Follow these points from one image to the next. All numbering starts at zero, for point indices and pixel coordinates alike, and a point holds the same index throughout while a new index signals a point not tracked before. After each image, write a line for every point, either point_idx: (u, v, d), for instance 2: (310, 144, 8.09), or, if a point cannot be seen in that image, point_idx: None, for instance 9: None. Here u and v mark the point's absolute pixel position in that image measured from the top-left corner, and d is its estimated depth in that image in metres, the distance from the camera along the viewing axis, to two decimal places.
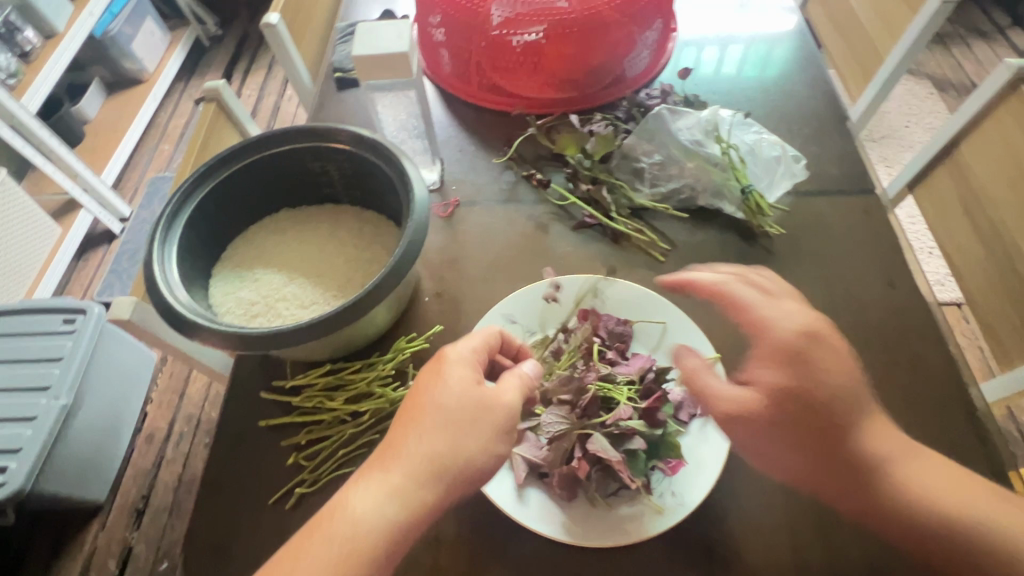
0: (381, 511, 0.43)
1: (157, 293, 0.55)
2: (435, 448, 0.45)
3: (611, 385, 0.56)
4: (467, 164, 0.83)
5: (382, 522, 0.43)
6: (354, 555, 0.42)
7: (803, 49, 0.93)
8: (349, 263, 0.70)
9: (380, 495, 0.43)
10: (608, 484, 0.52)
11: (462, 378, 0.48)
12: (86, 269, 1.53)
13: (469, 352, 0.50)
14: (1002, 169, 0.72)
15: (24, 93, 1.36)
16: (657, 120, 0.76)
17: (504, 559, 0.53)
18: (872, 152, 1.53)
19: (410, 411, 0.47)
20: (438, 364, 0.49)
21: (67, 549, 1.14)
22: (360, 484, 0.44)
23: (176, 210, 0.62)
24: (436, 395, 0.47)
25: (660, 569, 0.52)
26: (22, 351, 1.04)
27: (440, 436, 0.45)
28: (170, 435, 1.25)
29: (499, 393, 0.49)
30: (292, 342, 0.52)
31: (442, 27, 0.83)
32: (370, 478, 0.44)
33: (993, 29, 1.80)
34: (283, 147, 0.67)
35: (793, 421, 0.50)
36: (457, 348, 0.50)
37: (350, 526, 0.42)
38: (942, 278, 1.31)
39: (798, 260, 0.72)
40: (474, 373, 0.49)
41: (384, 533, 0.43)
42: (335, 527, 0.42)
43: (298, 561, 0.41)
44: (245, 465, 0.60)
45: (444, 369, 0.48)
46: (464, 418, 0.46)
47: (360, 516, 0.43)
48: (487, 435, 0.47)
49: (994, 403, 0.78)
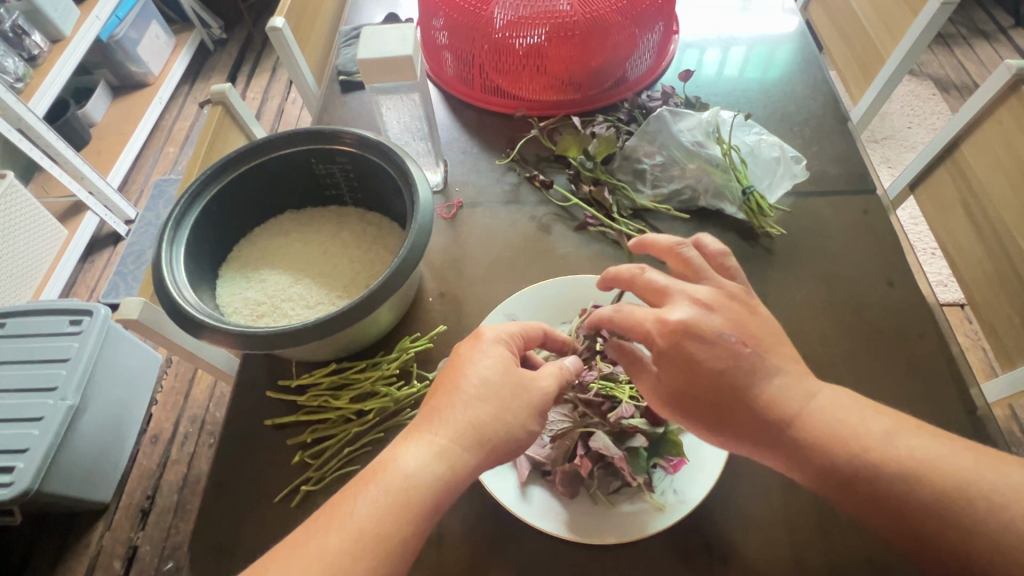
0: (429, 466, 0.43)
1: (165, 293, 0.55)
2: (479, 415, 0.45)
3: (613, 384, 0.58)
4: (470, 165, 0.84)
5: (431, 477, 0.43)
6: (405, 505, 0.41)
7: (804, 51, 0.94)
8: (353, 264, 0.71)
9: (427, 451, 0.44)
10: (609, 481, 0.53)
11: (501, 358, 0.48)
12: (92, 271, 1.54)
13: (507, 336, 0.51)
14: (1003, 169, 0.73)
15: (31, 97, 1.37)
16: (658, 122, 0.78)
17: (506, 557, 0.53)
18: (874, 153, 1.54)
19: (451, 380, 0.47)
20: (476, 341, 0.50)
21: (74, 549, 1.15)
22: (410, 441, 0.44)
23: (185, 210, 0.63)
24: (477, 367, 0.47)
25: (661, 567, 0.52)
26: (29, 352, 1.05)
27: (484, 404, 0.46)
28: (175, 435, 1.26)
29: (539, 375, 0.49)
30: (298, 341, 0.53)
31: (444, 30, 0.84)
32: (418, 437, 0.44)
33: (994, 29, 1.80)
34: (290, 148, 0.68)
35: (692, 393, 0.48)
36: (495, 329, 0.51)
37: (402, 478, 0.42)
38: (944, 279, 1.31)
39: (799, 261, 0.72)
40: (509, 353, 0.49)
41: (433, 487, 0.43)
42: (386, 479, 0.42)
43: (355, 505, 0.41)
44: (250, 464, 0.61)
45: (481, 346, 0.49)
46: (503, 393, 0.46)
47: (411, 472, 0.43)
48: (525, 414, 0.47)
49: (994, 404, 0.76)
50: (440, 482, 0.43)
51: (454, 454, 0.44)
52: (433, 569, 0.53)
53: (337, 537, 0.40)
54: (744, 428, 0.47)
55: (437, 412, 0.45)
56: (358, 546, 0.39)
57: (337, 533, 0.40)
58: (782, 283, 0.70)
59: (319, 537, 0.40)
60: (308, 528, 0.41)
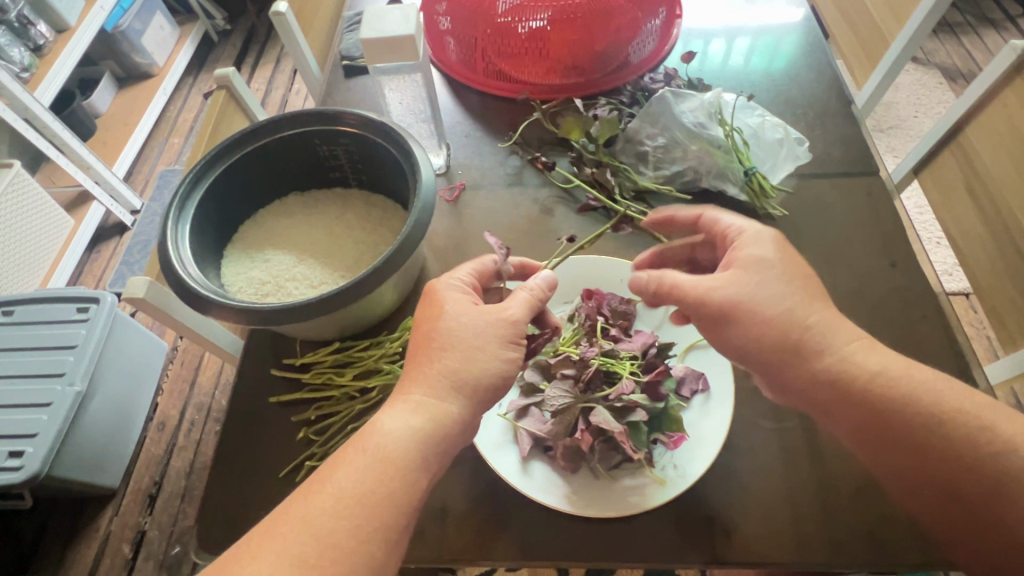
0: (407, 422, 0.45)
1: (170, 268, 0.56)
2: (464, 375, 0.47)
3: (613, 359, 0.58)
4: (473, 148, 0.84)
5: (410, 433, 0.44)
6: (385, 466, 0.43)
7: (808, 36, 0.93)
8: (357, 245, 0.71)
9: (402, 410, 0.45)
10: (611, 456, 0.54)
11: (457, 302, 0.50)
12: (98, 261, 1.54)
13: (457, 283, 0.53)
14: (1006, 150, 0.72)
15: (37, 86, 1.38)
16: (661, 103, 0.77)
17: (511, 532, 0.54)
18: (880, 142, 1.53)
19: (423, 339, 0.49)
20: (429, 297, 0.52)
21: (83, 533, 1.17)
22: (388, 410, 0.46)
23: (190, 190, 0.63)
24: (480, 329, 0.49)
25: (658, 540, 0.53)
26: (38, 338, 1.06)
27: (451, 355, 0.47)
28: (182, 421, 1.27)
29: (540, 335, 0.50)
30: (303, 316, 0.53)
31: (448, 15, 0.84)
32: (397, 402, 0.46)
33: (1003, 17, 1.78)
34: (293, 130, 0.69)
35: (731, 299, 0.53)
36: (443, 280, 0.53)
37: (381, 440, 0.44)
38: (950, 267, 1.30)
39: (800, 242, 0.72)
40: (464, 295, 0.51)
41: (414, 446, 0.44)
42: (365, 444, 0.44)
43: (336, 470, 0.42)
44: (257, 440, 0.61)
45: (436, 299, 0.51)
46: (483, 345, 0.48)
47: (388, 431, 0.44)
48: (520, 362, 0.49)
49: (996, 385, 0.77)
50: (421, 435, 0.45)
51: (433, 406, 0.46)
52: (436, 542, 0.54)
53: (323, 499, 0.41)
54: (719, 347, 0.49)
55: (416, 368, 0.48)
56: (373, 498, 0.41)
57: (319, 499, 0.41)
58: None
59: (301, 504, 0.41)
60: (292, 498, 0.42)
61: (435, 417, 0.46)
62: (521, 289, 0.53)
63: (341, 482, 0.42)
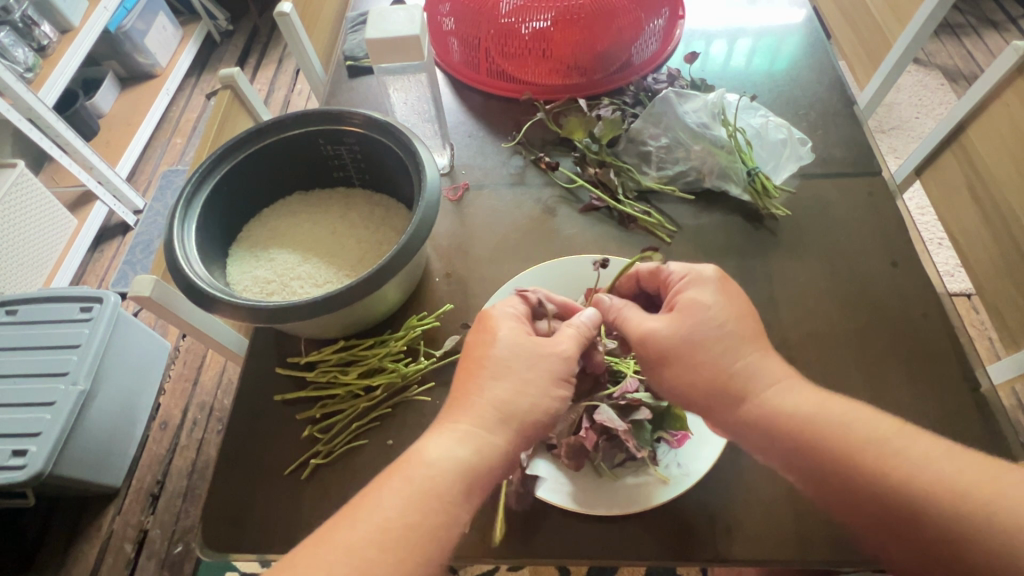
0: (455, 454, 0.45)
1: (176, 267, 0.57)
2: (498, 395, 0.47)
3: (618, 360, 0.62)
4: (477, 148, 0.84)
5: (454, 464, 0.44)
6: (427, 498, 0.43)
7: (810, 37, 0.94)
8: (361, 243, 0.71)
9: (448, 439, 0.46)
10: (614, 454, 0.54)
11: (509, 329, 0.51)
12: (101, 260, 1.55)
13: (510, 311, 0.53)
14: (1008, 151, 0.73)
15: (41, 85, 1.38)
16: (664, 104, 0.78)
17: (514, 529, 0.54)
18: (881, 143, 1.53)
19: (477, 364, 0.49)
20: (483, 325, 0.52)
21: (85, 532, 1.17)
22: (434, 436, 0.46)
23: (196, 189, 0.64)
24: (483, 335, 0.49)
25: (662, 541, 0.53)
26: (42, 338, 1.06)
27: (504, 384, 0.48)
28: (184, 421, 1.27)
29: (549, 341, 0.51)
30: (306, 315, 0.54)
31: (451, 16, 0.84)
32: (445, 430, 0.46)
33: (1005, 19, 1.78)
34: (298, 129, 0.69)
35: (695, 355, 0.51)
36: (497, 309, 0.53)
37: (428, 468, 0.44)
38: (951, 268, 1.31)
39: (802, 242, 0.73)
40: (517, 326, 0.52)
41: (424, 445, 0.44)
42: (409, 471, 0.44)
43: (380, 499, 0.42)
44: (261, 440, 0.62)
45: (490, 326, 0.51)
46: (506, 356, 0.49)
47: (434, 462, 0.44)
48: (529, 361, 0.49)
49: (998, 385, 0.77)
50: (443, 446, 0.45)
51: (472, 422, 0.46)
52: None
53: (362, 529, 0.41)
54: (728, 365, 0.50)
55: (465, 396, 0.48)
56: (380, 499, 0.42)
57: (360, 527, 0.41)
58: (787, 265, 0.71)
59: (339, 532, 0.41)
60: (335, 521, 0.42)
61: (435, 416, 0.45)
62: (568, 324, 0.53)
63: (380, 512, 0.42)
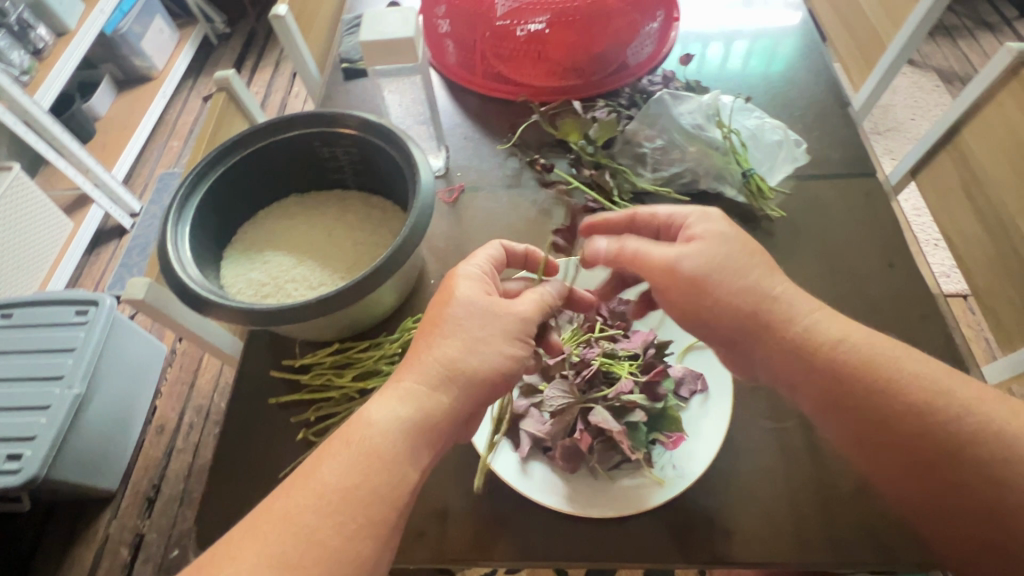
0: (397, 411, 0.44)
1: (169, 269, 0.57)
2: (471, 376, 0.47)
3: (613, 359, 0.59)
4: (471, 150, 0.84)
5: (398, 425, 0.43)
6: (373, 459, 0.42)
7: (805, 39, 0.94)
8: (356, 246, 0.71)
9: (390, 400, 0.45)
10: (610, 456, 0.54)
11: (472, 288, 0.51)
12: (97, 263, 1.54)
13: (475, 269, 0.54)
14: (1002, 151, 0.73)
15: (37, 88, 1.38)
16: (659, 105, 0.77)
17: (507, 534, 0.54)
18: (877, 145, 1.54)
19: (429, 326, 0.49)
20: (448, 282, 0.52)
21: (81, 536, 1.16)
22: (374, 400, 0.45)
23: (190, 191, 0.63)
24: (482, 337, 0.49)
25: (653, 544, 0.53)
26: (36, 341, 1.06)
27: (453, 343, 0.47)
28: (180, 424, 1.27)
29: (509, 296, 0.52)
30: (299, 317, 0.53)
31: (446, 18, 0.84)
32: (389, 391, 0.46)
33: (999, 21, 1.79)
34: (293, 132, 0.69)
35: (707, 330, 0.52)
36: (464, 266, 0.53)
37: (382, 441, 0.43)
38: (948, 269, 1.31)
39: (799, 243, 0.73)
40: (479, 287, 0.52)
41: (409, 439, 0.43)
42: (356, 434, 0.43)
43: (320, 465, 0.41)
44: (256, 442, 0.61)
45: (453, 284, 0.51)
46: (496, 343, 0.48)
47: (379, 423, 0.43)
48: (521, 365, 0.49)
49: (993, 386, 0.76)
50: (421, 430, 0.44)
51: (426, 397, 0.45)
52: (434, 543, 0.54)
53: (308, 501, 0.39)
54: None
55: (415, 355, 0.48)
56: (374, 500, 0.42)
57: (304, 496, 0.40)
58: (783, 267, 0.71)
59: (289, 501, 0.39)
60: (275, 495, 0.40)
61: (431, 411, 0.45)
62: (531, 291, 0.54)
63: (327, 477, 0.40)
